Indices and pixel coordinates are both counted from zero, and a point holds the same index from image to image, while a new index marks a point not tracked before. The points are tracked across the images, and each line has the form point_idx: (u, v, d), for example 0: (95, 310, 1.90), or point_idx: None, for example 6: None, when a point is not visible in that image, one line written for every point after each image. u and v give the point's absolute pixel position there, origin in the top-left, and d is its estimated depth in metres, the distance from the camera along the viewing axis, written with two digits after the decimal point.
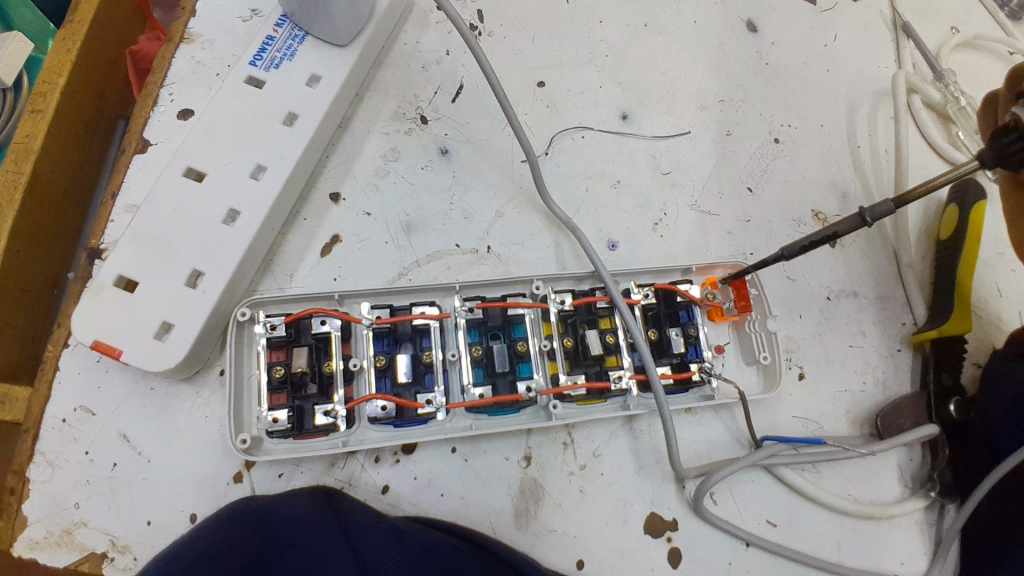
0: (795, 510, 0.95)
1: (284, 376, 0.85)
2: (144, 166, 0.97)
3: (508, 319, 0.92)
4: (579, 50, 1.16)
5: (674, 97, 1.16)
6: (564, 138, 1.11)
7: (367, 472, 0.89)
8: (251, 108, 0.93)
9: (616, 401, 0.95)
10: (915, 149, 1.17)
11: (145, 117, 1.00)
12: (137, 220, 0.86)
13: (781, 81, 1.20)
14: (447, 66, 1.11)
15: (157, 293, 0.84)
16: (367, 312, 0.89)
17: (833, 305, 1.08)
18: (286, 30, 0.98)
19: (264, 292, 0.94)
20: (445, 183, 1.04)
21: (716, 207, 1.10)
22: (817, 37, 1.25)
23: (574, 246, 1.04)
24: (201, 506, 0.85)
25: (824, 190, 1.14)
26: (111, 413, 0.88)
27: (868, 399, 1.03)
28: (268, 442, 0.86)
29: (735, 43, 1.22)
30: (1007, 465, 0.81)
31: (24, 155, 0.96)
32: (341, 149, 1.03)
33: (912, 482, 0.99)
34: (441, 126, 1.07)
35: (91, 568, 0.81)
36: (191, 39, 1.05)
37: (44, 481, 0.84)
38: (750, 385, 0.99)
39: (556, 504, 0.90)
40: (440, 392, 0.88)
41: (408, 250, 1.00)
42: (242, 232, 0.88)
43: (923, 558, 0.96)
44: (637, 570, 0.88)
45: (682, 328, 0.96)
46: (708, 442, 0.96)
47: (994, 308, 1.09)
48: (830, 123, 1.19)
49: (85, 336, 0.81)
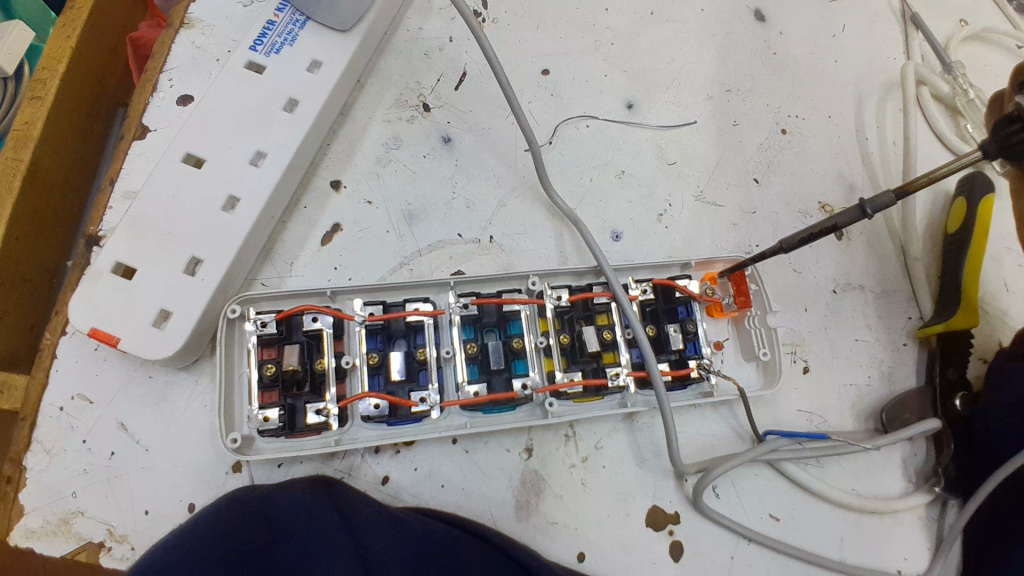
0: (799, 504, 0.94)
1: (275, 374, 0.82)
2: (142, 152, 0.96)
3: (504, 315, 0.91)
4: (584, 38, 1.15)
5: (679, 86, 1.15)
6: (568, 127, 1.09)
7: (367, 463, 0.88)
8: (250, 94, 0.92)
9: (614, 398, 0.94)
10: (922, 142, 1.16)
11: (143, 104, 0.99)
12: (136, 207, 0.85)
13: (789, 71, 1.19)
14: (450, 53, 1.09)
15: (155, 280, 0.83)
16: (359, 309, 0.88)
17: (838, 299, 1.06)
18: (287, 14, 0.97)
19: (264, 281, 0.93)
20: (447, 171, 1.03)
21: (721, 198, 1.08)
22: (826, 28, 1.23)
23: (576, 238, 1.02)
24: (199, 496, 0.84)
25: (831, 182, 1.13)
26: (109, 401, 0.87)
27: (873, 394, 1.02)
28: (259, 441, 0.85)
29: (742, 32, 1.20)
30: (1011, 467, 0.80)
31: (23, 142, 0.95)
32: (342, 137, 1.01)
33: (916, 477, 0.98)
34: (443, 114, 1.06)
35: (88, 558, 0.80)
36: (190, 25, 1.03)
37: (42, 470, 0.83)
38: (749, 382, 0.98)
39: (557, 496, 0.89)
40: (434, 390, 0.86)
41: (410, 239, 0.99)
42: (241, 219, 0.87)
43: (927, 556, 0.95)
44: (639, 564, 0.88)
45: (681, 324, 0.94)
46: (711, 436, 0.96)
47: (1001, 303, 1.08)
48: (838, 114, 1.17)
49: (82, 324, 0.80)
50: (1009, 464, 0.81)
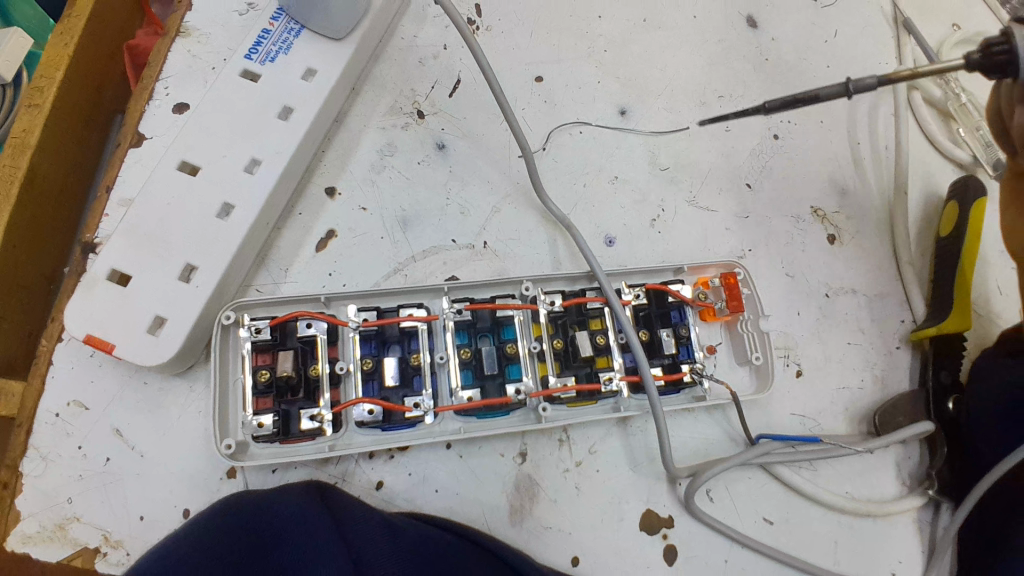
0: (793, 507, 0.94)
1: (269, 380, 0.83)
2: (138, 160, 0.97)
3: (498, 320, 0.91)
4: (578, 46, 1.16)
5: (672, 92, 1.16)
6: (562, 134, 1.10)
7: (362, 468, 0.88)
8: (246, 102, 0.93)
9: (608, 402, 0.94)
10: (914, 146, 1.16)
11: (140, 110, 0.99)
12: (132, 215, 0.86)
13: (781, 77, 1.20)
14: (444, 60, 1.10)
15: (151, 287, 0.83)
16: (354, 315, 0.89)
17: (831, 302, 1.07)
18: (281, 23, 0.98)
19: (259, 287, 0.94)
20: (442, 178, 1.04)
21: (714, 203, 1.09)
22: (818, 33, 1.24)
23: (570, 244, 1.03)
24: (194, 502, 0.85)
25: (823, 186, 1.13)
26: (104, 407, 0.87)
27: (866, 397, 1.02)
28: (253, 446, 0.85)
29: (735, 38, 1.21)
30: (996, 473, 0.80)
31: (21, 150, 0.95)
32: (337, 143, 1.02)
33: (910, 480, 0.99)
34: (437, 121, 1.07)
35: (84, 563, 0.81)
36: (186, 33, 1.04)
37: (38, 476, 0.84)
38: (742, 385, 0.98)
39: (551, 500, 0.90)
40: (428, 395, 0.87)
41: (404, 245, 1.00)
42: (235, 225, 0.88)
43: (921, 559, 0.95)
44: (633, 568, 0.88)
45: (674, 328, 0.95)
46: (704, 440, 0.96)
47: (993, 307, 1.08)
48: (830, 119, 1.18)
49: (77, 331, 0.81)
50: (995, 470, 0.81)
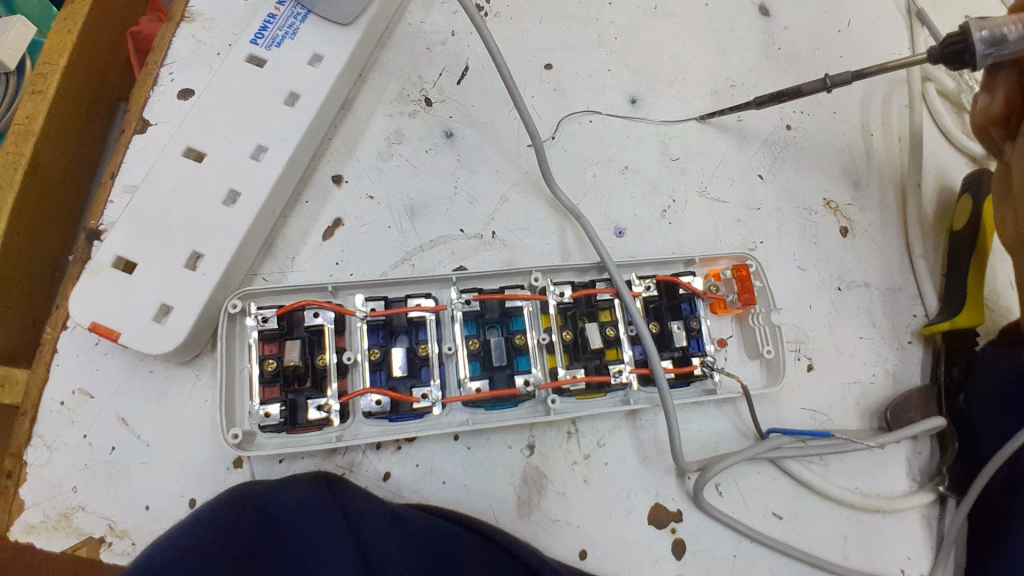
0: (803, 502, 0.94)
1: (276, 370, 0.82)
2: (142, 147, 0.96)
3: (507, 311, 0.90)
4: (587, 33, 1.14)
5: (683, 81, 1.14)
6: (571, 123, 1.08)
7: (369, 459, 0.87)
8: (252, 88, 0.91)
9: (617, 395, 0.93)
10: (928, 138, 1.15)
11: (144, 96, 0.98)
12: (136, 201, 0.85)
13: (794, 66, 1.18)
14: (452, 47, 1.08)
15: (156, 275, 0.82)
16: (361, 305, 0.87)
17: (843, 296, 1.06)
18: (287, 8, 0.96)
19: (265, 276, 0.93)
20: (450, 166, 1.02)
21: (724, 194, 1.08)
22: (831, 22, 1.22)
23: (579, 234, 1.02)
24: (200, 491, 0.84)
25: (836, 178, 1.12)
26: (110, 396, 0.86)
27: (877, 392, 1.01)
28: (260, 436, 0.84)
29: (747, 27, 1.19)
30: (997, 461, 0.81)
31: (24, 136, 0.94)
32: (343, 130, 1.01)
33: (920, 475, 0.97)
34: (445, 109, 1.05)
35: (89, 553, 0.80)
36: (191, 18, 1.03)
37: (42, 465, 0.83)
38: (753, 379, 0.97)
39: (559, 493, 0.89)
40: (436, 386, 0.86)
41: (412, 234, 0.98)
42: (241, 213, 0.86)
43: (931, 555, 0.94)
44: (641, 561, 0.87)
45: (685, 321, 0.94)
46: (714, 434, 0.95)
47: (1007, 301, 1.06)
48: (845, 109, 1.16)
49: (82, 319, 0.80)
50: (996, 459, 0.81)
